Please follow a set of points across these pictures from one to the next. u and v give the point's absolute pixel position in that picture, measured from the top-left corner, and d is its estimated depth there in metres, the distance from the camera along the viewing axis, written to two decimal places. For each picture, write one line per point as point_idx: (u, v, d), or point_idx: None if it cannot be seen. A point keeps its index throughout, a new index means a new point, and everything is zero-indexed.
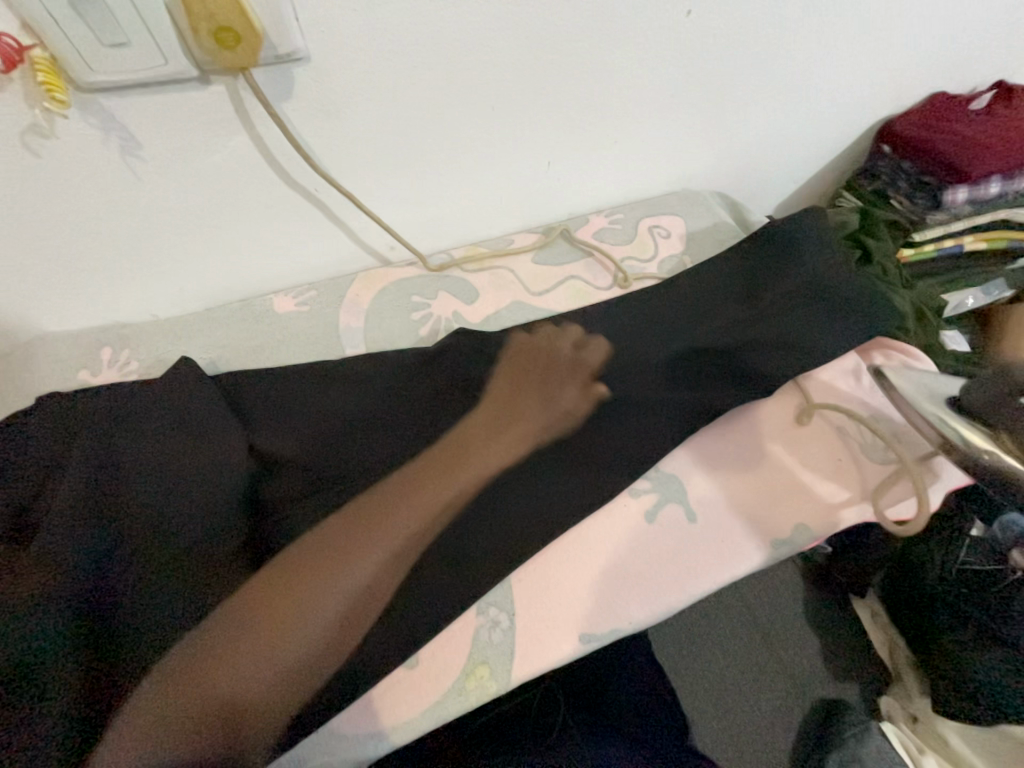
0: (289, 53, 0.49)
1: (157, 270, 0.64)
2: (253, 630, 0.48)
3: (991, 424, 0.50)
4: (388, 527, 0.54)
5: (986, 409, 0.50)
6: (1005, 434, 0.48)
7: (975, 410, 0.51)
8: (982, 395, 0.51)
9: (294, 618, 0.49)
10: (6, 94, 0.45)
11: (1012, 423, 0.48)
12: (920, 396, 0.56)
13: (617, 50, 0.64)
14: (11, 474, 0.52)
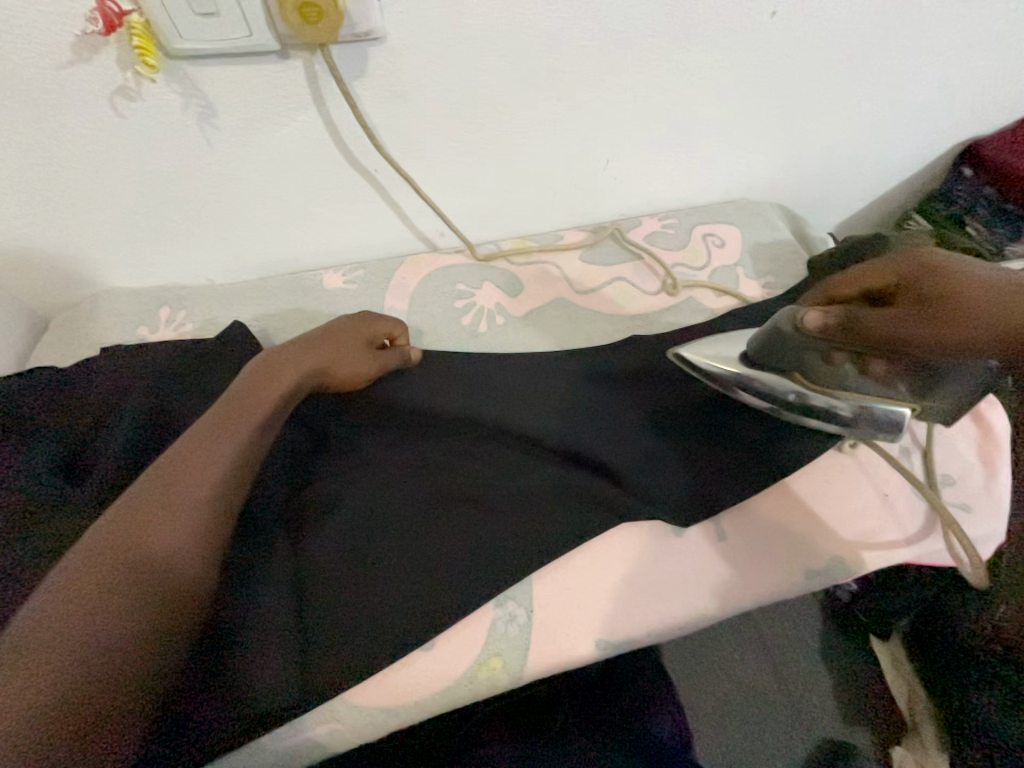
0: (367, 32, 0.50)
1: (217, 237, 0.66)
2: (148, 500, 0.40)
3: (782, 368, 0.54)
4: (224, 453, 0.44)
5: (776, 361, 0.54)
6: (798, 373, 0.53)
7: (767, 361, 0.55)
8: (771, 353, 0.54)
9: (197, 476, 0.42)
10: (102, 56, 0.48)
11: (800, 364, 0.53)
12: (717, 358, 0.58)
13: (694, 48, 0.62)
14: (72, 418, 0.56)
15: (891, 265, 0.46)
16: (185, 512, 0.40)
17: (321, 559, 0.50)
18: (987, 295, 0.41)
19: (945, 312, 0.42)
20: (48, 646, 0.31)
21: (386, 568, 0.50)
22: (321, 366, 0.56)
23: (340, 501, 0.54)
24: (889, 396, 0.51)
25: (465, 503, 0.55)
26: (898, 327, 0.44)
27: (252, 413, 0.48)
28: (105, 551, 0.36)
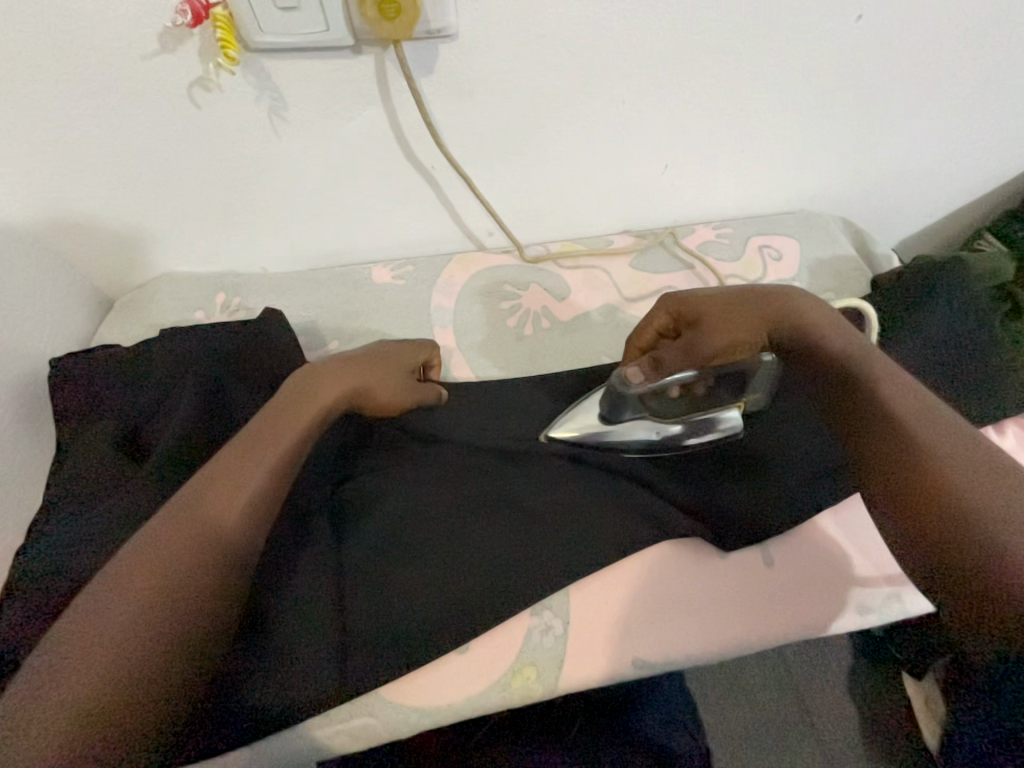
0: (440, 29, 0.50)
1: (274, 227, 0.68)
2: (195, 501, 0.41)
3: (642, 415, 0.56)
4: (261, 461, 0.44)
5: (632, 412, 0.56)
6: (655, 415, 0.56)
7: (626, 415, 0.56)
8: (625, 409, 0.56)
9: (240, 477, 0.43)
10: (185, 47, 0.49)
11: (651, 408, 0.56)
12: (581, 423, 0.57)
13: (768, 52, 0.59)
14: (133, 397, 0.58)
15: (659, 309, 0.57)
16: (221, 519, 0.41)
17: (362, 553, 0.51)
18: (726, 305, 0.54)
19: (710, 328, 0.54)
20: (94, 643, 0.33)
21: (426, 568, 0.50)
22: (358, 389, 0.52)
23: (383, 497, 0.54)
24: (722, 405, 0.56)
25: (505, 507, 0.54)
26: (689, 353, 0.55)
27: (291, 421, 0.47)
28: (145, 552, 0.38)
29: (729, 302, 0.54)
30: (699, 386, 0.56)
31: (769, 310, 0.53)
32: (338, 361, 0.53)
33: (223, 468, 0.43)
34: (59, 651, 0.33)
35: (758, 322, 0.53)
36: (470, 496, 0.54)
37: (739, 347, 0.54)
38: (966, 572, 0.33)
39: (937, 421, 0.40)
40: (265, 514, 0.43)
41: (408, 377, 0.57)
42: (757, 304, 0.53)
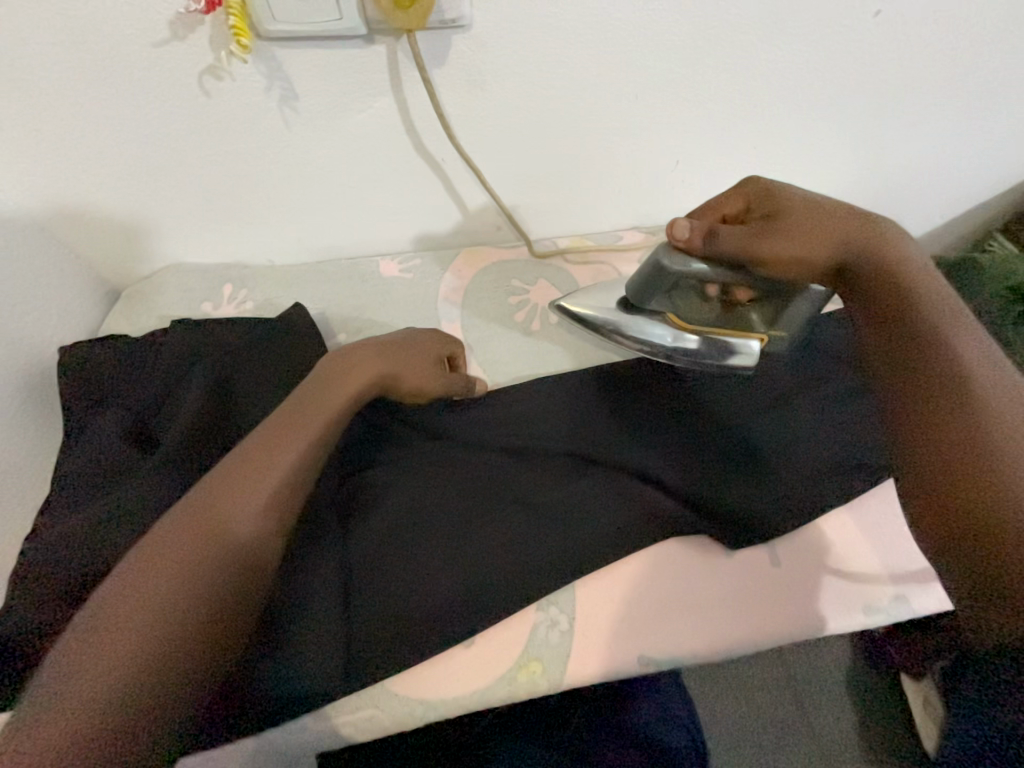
0: (453, 20, 0.49)
1: (282, 219, 0.67)
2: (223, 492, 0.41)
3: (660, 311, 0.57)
4: (287, 458, 0.43)
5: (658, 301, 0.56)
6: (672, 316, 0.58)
7: (647, 306, 0.57)
8: (655, 295, 0.55)
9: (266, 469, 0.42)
10: (196, 35, 0.49)
11: (675, 303, 0.56)
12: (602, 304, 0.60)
13: (784, 47, 0.59)
14: (141, 387, 0.58)
15: (735, 192, 0.51)
16: (240, 514, 0.40)
17: (370, 547, 0.51)
18: (813, 208, 0.47)
19: (788, 223, 0.47)
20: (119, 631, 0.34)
21: (433, 561, 0.50)
22: (385, 375, 0.52)
23: (391, 491, 0.54)
24: (740, 326, 0.58)
25: (512, 502, 0.54)
26: (752, 240, 0.47)
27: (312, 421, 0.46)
28: (167, 544, 0.38)
29: (821, 207, 0.47)
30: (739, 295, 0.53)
31: (857, 229, 0.46)
32: (373, 350, 0.53)
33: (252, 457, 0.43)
34: (78, 644, 0.33)
35: (836, 240, 0.46)
36: (477, 491, 0.54)
37: (804, 260, 0.47)
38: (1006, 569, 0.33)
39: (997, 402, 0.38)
40: (288, 512, 0.42)
41: (438, 365, 0.58)
42: (847, 219, 0.47)
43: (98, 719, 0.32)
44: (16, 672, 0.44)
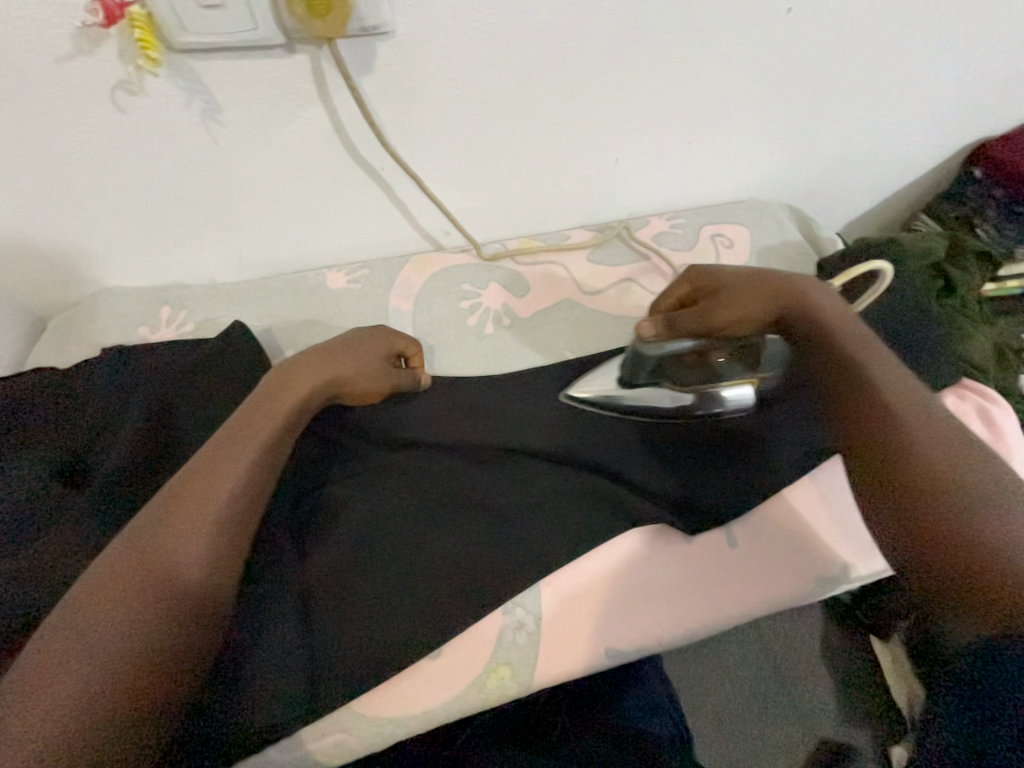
0: (375, 26, 0.48)
1: (218, 235, 0.65)
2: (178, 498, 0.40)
3: (656, 381, 0.57)
4: (227, 475, 0.42)
5: (650, 375, 0.57)
6: (666, 381, 0.57)
7: (641, 380, 0.57)
8: (643, 370, 0.56)
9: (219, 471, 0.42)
10: (103, 49, 0.46)
11: (667, 371, 0.56)
12: (602, 383, 0.59)
13: (707, 44, 0.61)
14: (73, 422, 0.55)
15: (679, 280, 0.59)
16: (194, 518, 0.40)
17: (328, 566, 0.49)
18: (744, 281, 0.54)
19: (725, 301, 0.54)
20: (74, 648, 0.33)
21: (393, 576, 0.49)
22: (335, 378, 0.52)
23: (347, 507, 0.52)
24: (737, 377, 0.57)
25: (472, 508, 0.53)
26: (702, 321, 0.55)
27: (249, 434, 0.45)
28: (98, 588, 0.35)
29: (752, 279, 0.54)
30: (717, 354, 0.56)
31: (786, 289, 0.52)
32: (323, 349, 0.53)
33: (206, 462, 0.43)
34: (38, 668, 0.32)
35: (769, 301, 0.53)
36: (437, 500, 0.53)
37: (746, 321, 0.54)
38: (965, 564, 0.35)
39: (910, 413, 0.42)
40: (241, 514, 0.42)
41: (387, 364, 0.57)
42: (775, 283, 0.53)
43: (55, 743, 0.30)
44: None
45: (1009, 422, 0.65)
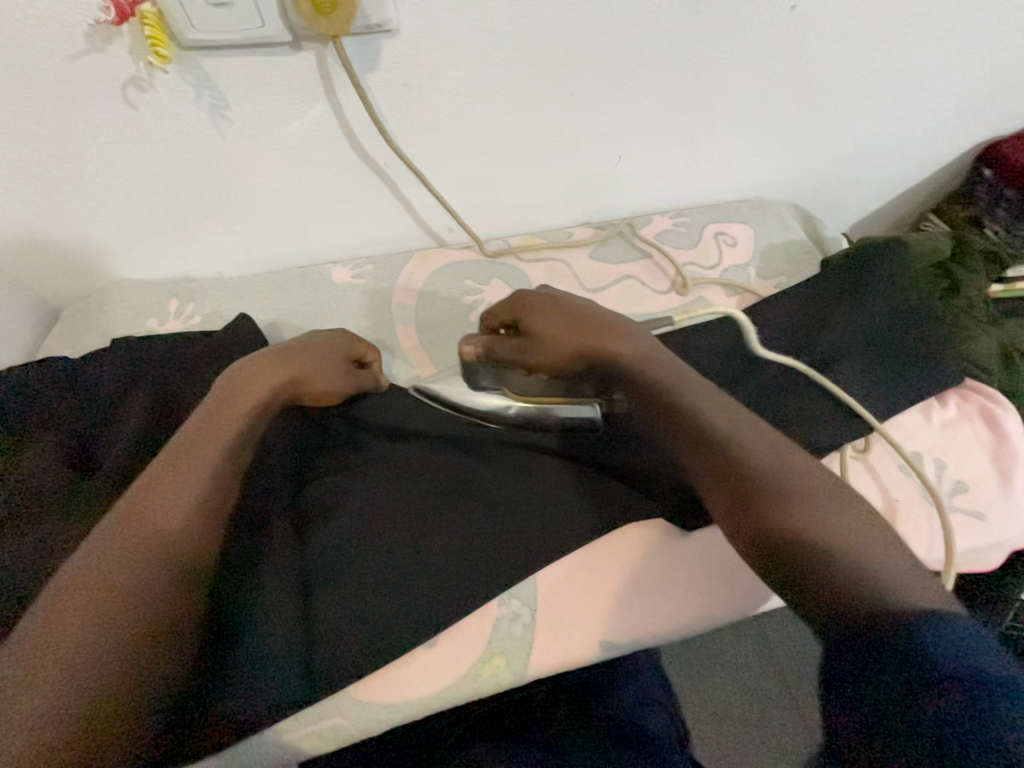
0: (379, 24, 0.49)
1: (226, 230, 0.66)
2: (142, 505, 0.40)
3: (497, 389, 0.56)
4: (196, 474, 0.43)
5: (489, 383, 0.56)
6: (507, 390, 0.56)
7: (482, 386, 0.56)
8: (484, 378, 0.56)
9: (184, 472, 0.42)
10: (115, 46, 0.48)
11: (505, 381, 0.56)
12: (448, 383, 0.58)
13: (709, 43, 0.61)
14: (83, 410, 0.56)
15: (503, 304, 0.56)
16: (163, 518, 0.40)
17: (328, 554, 0.50)
18: (555, 321, 0.53)
19: (537, 334, 0.53)
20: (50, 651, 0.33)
21: (389, 566, 0.50)
22: (293, 378, 0.52)
23: (344, 498, 0.53)
24: (578, 397, 0.56)
25: (468, 500, 0.54)
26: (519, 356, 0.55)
27: (214, 436, 0.45)
28: (67, 595, 0.35)
29: (563, 319, 0.53)
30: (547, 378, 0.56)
31: (596, 336, 0.52)
32: (276, 353, 0.53)
33: (172, 466, 0.43)
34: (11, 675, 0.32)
35: (575, 349, 0.52)
36: (434, 492, 0.54)
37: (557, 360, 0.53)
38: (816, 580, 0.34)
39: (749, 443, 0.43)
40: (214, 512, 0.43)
41: (349, 363, 0.57)
42: (589, 328, 0.52)
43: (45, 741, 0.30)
44: None
45: (1014, 423, 0.64)
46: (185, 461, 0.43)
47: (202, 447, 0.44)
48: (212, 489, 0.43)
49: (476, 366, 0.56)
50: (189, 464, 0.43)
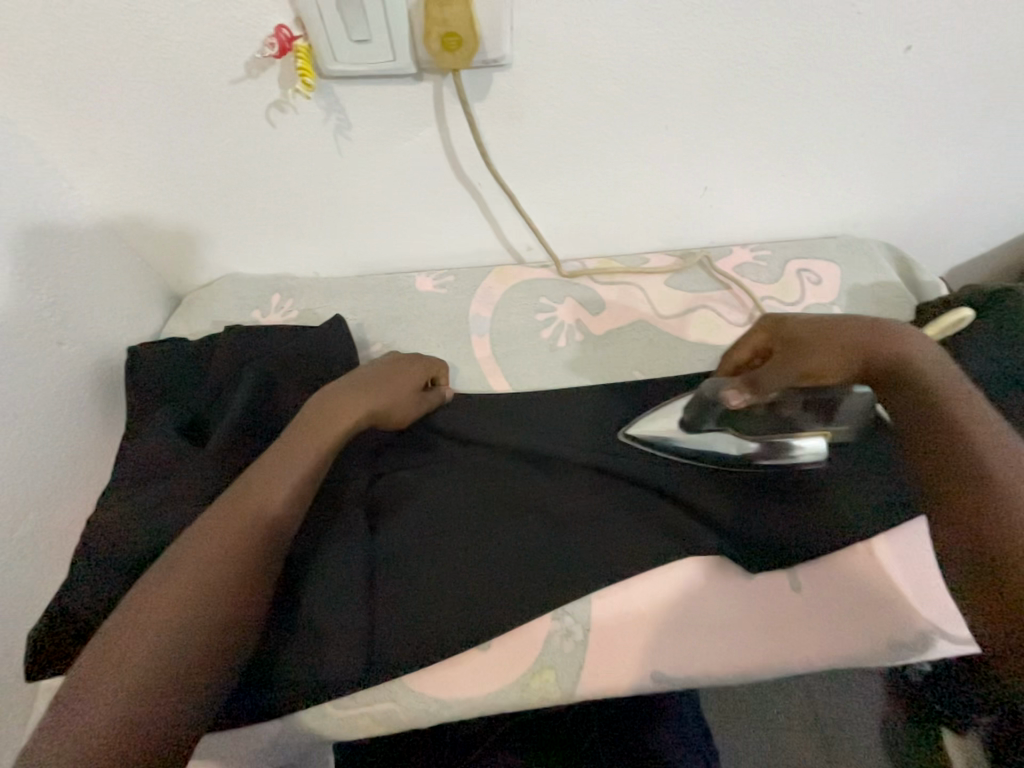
0: (496, 59, 0.53)
1: (329, 236, 0.73)
2: (222, 524, 0.45)
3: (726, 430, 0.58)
4: (269, 501, 0.47)
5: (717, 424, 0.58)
6: (735, 431, 0.58)
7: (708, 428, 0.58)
8: (712, 419, 0.58)
9: (261, 497, 0.47)
10: (266, 74, 0.54)
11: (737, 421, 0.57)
12: (664, 420, 0.60)
13: (814, 82, 0.60)
14: (197, 388, 0.63)
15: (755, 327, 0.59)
16: (235, 540, 0.44)
17: (392, 546, 0.53)
18: (822, 329, 0.55)
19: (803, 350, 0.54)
20: (125, 654, 0.37)
21: (452, 564, 0.52)
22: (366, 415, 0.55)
23: (414, 494, 0.56)
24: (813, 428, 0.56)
25: (531, 512, 0.55)
26: (785, 370, 0.55)
27: (293, 462, 0.49)
28: (149, 601, 0.40)
29: (834, 328, 0.54)
30: (788, 407, 0.56)
31: (873, 337, 0.52)
32: (355, 380, 0.56)
33: (252, 488, 0.47)
34: (96, 667, 0.37)
35: (857, 345, 0.52)
36: (499, 500, 0.56)
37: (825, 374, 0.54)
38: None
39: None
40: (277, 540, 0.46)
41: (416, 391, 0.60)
42: (861, 331, 0.53)
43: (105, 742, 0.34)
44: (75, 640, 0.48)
45: None
46: (263, 486, 0.48)
47: (279, 474, 0.49)
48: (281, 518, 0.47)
49: (704, 404, 0.57)
50: (266, 491, 0.47)
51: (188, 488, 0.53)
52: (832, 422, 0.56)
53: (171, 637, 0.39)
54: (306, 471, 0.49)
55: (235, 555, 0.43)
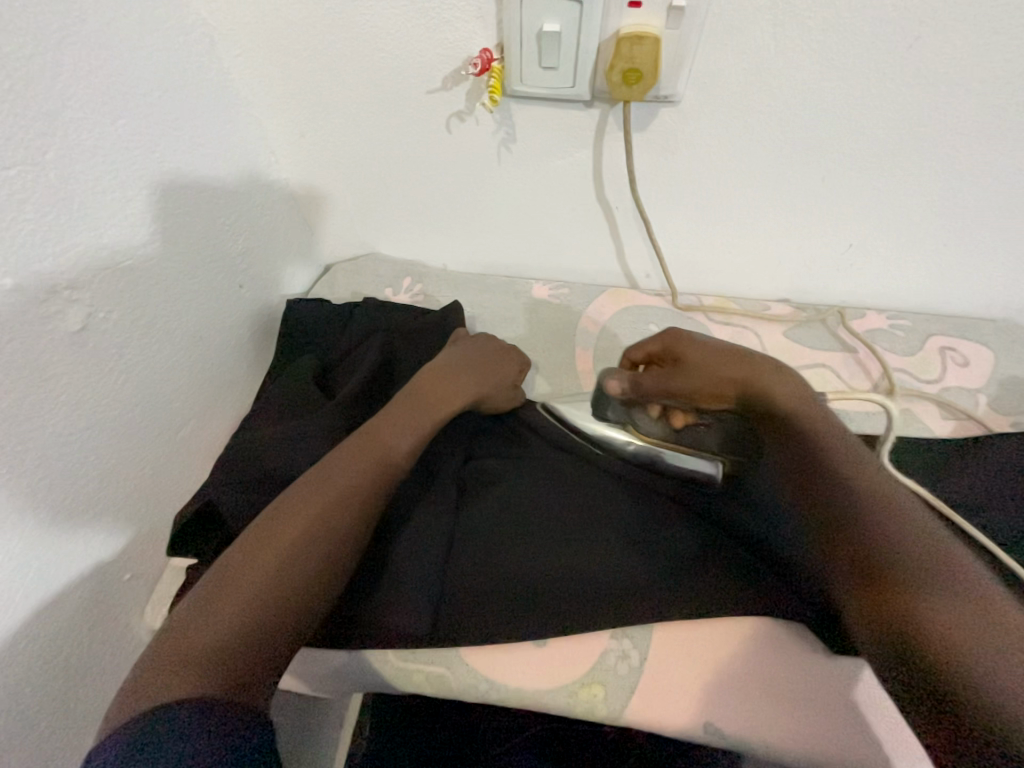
0: (668, 95, 0.56)
1: (466, 235, 0.79)
2: (346, 462, 0.52)
3: (628, 427, 0.59)
4: (386, 452, 0.54)
5: (621, 418, 0.60)
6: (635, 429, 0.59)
7: (615, 420, 0.60)
8: (617, 413, 0.60)
9: (378, 446, 0.54)
10: (457, 89, 0.61)
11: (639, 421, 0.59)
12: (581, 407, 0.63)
13: (1009, 152, 0.56)
14: (333, 347, 0.72)
15: (654, 336, 0.60)
16: (356, 476, 0.51)
17: (477, 524, 0.57)
18: (709, 353, 0.55)
19: (690, 372, 0.56)
20: (267, 550, 0.46)
21: (527, 556, 0.54)
22: (461, 400, 0.60)
23: (502, 482, 0.60)
24: (705, 450, 0.57)
25: (608, 528, 0.56)
26: (664, 383, 0.58)
27: (408, 423, 0.57)
28: (286, 513, 0.48)
29: (724, 351, 0.55)
30: (683, 417, 0.58)
31: (752, 369, 0.53)
32: (459, 363, 0.62)
33: (372, 438, 0.55)
34: (244, 555, 0.45)
35: (731, 379, 0.53)
36: (580, 509, 0.58)
37: (710, 396, 0.55)
38: (930, 662, 0.35)
39: (889, 504, 0.43)
40: (388, 484, 0.53)
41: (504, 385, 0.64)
42: (747, 360, 0.53)
43: (251, 614, 0.42)
44: (206, 534, 0.57)
45: None
46: (383, 437, 0.55)
47: (396, 429, 0.56)
48: (392, 467, 0.54)
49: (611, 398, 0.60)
50: (389, 441, 0.55)
51: (315, 429, 0.60)
52: (726, 448, 0.57)
53: (301, 544, 0.46)
54: (417, 432, 0.56)
55: (354, 489, 0.51)
